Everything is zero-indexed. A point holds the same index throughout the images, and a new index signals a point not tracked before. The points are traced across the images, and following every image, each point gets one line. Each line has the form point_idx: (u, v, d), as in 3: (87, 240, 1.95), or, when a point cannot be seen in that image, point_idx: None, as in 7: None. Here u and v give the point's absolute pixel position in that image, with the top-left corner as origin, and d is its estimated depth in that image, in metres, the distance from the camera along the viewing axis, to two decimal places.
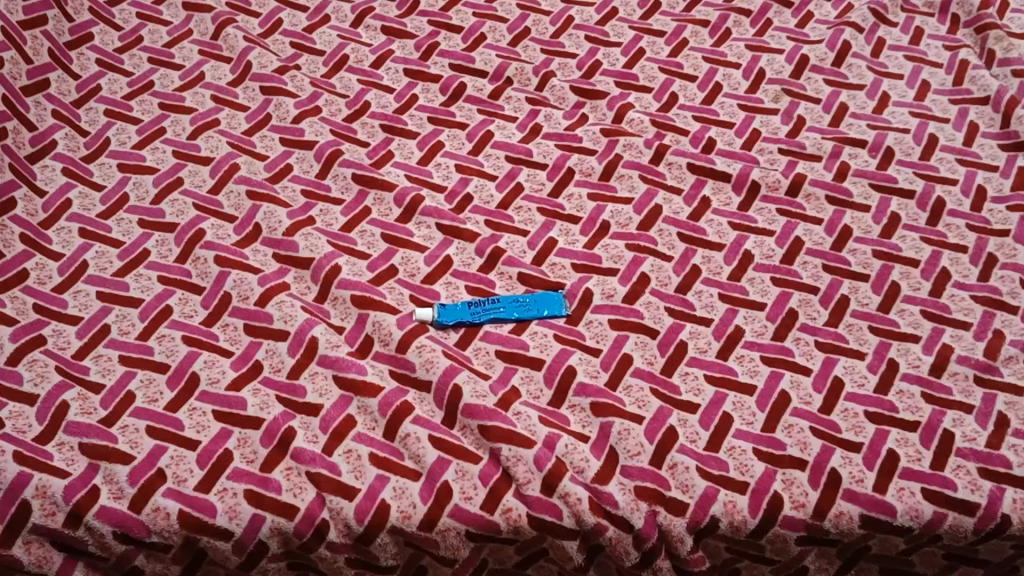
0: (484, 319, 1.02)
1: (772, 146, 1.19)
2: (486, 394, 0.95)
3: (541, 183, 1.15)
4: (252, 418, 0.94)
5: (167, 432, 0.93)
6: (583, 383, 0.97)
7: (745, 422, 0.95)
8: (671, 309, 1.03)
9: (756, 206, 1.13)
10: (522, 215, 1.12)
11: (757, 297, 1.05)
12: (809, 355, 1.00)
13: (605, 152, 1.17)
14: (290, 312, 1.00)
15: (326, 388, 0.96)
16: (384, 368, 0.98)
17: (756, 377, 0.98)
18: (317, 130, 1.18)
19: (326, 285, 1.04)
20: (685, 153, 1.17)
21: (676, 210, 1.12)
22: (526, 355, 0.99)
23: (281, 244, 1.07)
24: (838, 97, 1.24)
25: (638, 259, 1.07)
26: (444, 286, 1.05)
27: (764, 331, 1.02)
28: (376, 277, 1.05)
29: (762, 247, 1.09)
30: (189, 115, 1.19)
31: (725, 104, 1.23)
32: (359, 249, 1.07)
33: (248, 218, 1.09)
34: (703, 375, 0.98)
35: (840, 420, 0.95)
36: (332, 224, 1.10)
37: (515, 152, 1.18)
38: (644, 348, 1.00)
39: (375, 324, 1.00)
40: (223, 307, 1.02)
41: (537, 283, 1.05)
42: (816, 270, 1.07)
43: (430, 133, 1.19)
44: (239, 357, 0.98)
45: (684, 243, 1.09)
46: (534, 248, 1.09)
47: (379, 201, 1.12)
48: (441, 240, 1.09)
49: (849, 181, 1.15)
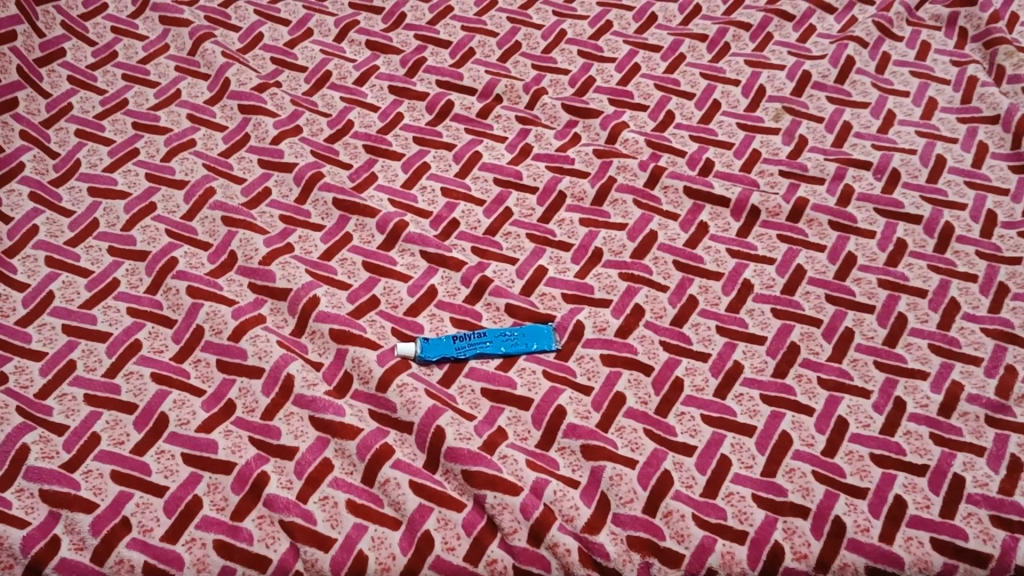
0: (469, 354, 0.97)
1: (772, 168, 1.13)
2: (470, 436, 0.90)
3: (531, 208, 1.10)
4: (223, 462, 0.89)
5: (133, 477, 0.88)
6: (573, 424, 0.92)
7: (743, 466, 0.90)
8: (666, 343, 0.98)
9: (756, 232, 1.08)
10: (511, 242, 1.07)
11: (757, 330, 1.00)
12: (811, 393, 0.95)
13: (598, 174, 1.12)
14: (265, 347, 0.95)
15: (302, 430, 0.91)
16: (363, 408, 0.93)
17: (756, 417, 0.93)
18: (297, 152, 1.13)
19: (303, 318, 0.99)
20: (681, 176, 1.11)
21: (672, 236, 1.07)
22: (514, 394, 0.94)
23: (258, 273, 1.02)
24: (842, 116, 1.19)
25: (632, 289, 1.02)
26: (427, 318, 1.00)
27: (764, 367, 0.97)
28: (356, 309, 1.00)
29: (762, 276, 1.04)
30: (163, 135, 1.14)
31: (723, 123, 1.18)
32: (339, 279, 1.02)
33: (223, 246, 1.04)
34: (700, 415, 0.93)
35: (844, 463, 0.90)
36: (311, 252, 1.05)
37: (504, 174, 1.12)
38: (638, 386, 0.95)
39: (354, 359, 0.95)
40: (195, 342, 0.97)
41: (525, 315, 1.00)
42: (819, 301, 1.02)
43: (416, 154, 1.14)
44: (211, 396, 0.93)
45: (680, 271, 1.04)
46: (522, 277, 1.04)
47: (361, 227, 1.07)
48: (426, 269, 1.04)
49: (853, 205, 1.10)
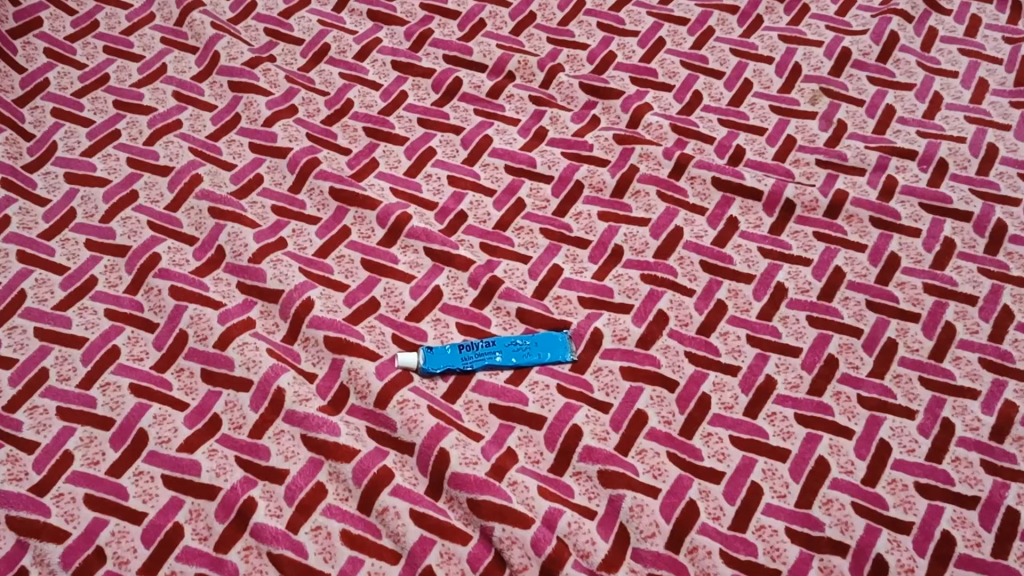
0: (477, 365, 0.88)
1: (809, 157, 1.04)
2: (477, 460, 0.83)
3: (545, 199, 1.01)
4: (206, 486, 0.81)
5: (108, 502, 0.80)
6: (590, 447, 0.84)
7: (776, 495, 0.82)
8: (692, 354, 0.90)
9: (790, 229, 0.99)
10: (523, 238, 0.98)
11: (792, 341, 0.91)
12: (850, 413, 0.87)
13: (618, 161, 1.03)
14: (253, 357, 0.87)
15: (293, 450, 0.83)
16: (360, 425, 0.85)
17: (790, 440, 0.85)
18: (291, 135, 1.04)
19: (296, 323, 0.90)
20: (709, 165, 1.02)
21: (699, 233, 0.98)
22: (525, 411, 0.86)
23: (247, 271, 0.93)
24: (884, 99, 1.09)
25: (654, 293, 0.94)
26: (431, 324, 0.92)
27: (799, 383, 0.89)
28: (354, 313, 0.91)
29: (797, 279, 0.95)
30: (147, 115, 1.05)
31: (755, 105, 1.09)
32: (336, 279, 0.94)
33: (210, 240, 0.96)
34: (728, 437, 0.85)
35: (886, 493, 0.82)
36: (306, 247, 0.96)
37: (516, 161, 1.03)
38: (661, 403, 0.87)
39: (351, 371, 0.87)
40: (178, 348, 0.89)
41: (538, 322, 0.92)
42: (859, 308, 0.93)
43: (420, 138, 1.05)
44: (194, 411, 0.85)
45: (707, 273, 0.95)
46: (535, 278, 0.95)
47: (360, 220, 0.98)
48: (430, 268, 0.95)
49: (896, 200, 1.01)
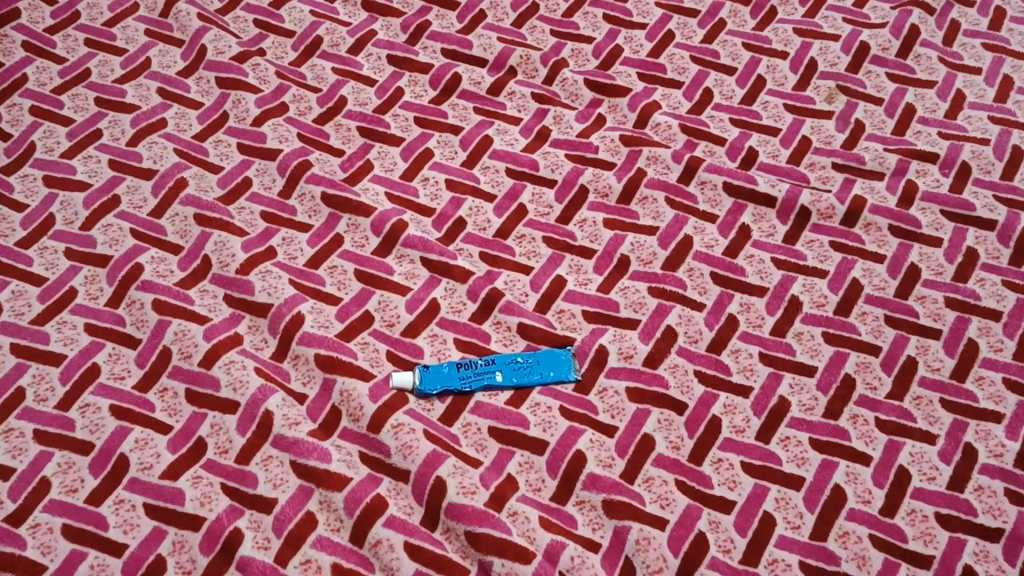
0: (475, 386, 0.84)
1: (825, 160, 0.99)
2: (475, 489, 0.78)
3: (547, 205, 0.96)
4: (190, 516, 0.77)
5: (87, 533, 0.76)
6: (594, 474, 0.80)
7: (790, 526, 0.78)
8: (701, 374, 0.86)
9: (805, 238, 0.94)
10: (524, 247, 0.93)
11: (806, 359, 0.87)
12: (868, 438, 0.83)
13: (625, 165, 0.98)
14: (240, 377, 0.83)
15: (282, 477, 0.79)
16: (352, 449, 0.81)
17: (804, 466, 0.81)
18: (281, 135, 0.99)
19: (286, 339, 0.86)
20: (720, 169, 0.97)
21: (709, 242, 0.93)
22: (526, 435, 0.82)
23: (235, 283, 0.89)
24: (904, 97, 1.04)
25: (662, 308, 0.89)
26: (428, 340, 0.87)
27: (814, 405, 0.84)
28: (346, 329, 0.87)
29: (812, 292, 0.91)
30: (130, 114, 1.00)
31: (768, 104, 1.04)
32: (327, 291, 0.89)
33: (195, 249, 0.91)
34: (740, 463, 0.81)
35: (905, 525, 0.78)
36: (296, 257, 0.91)
37: (517, 163, 0.99)
38: (669, 427, 0.83)
39: (343, 393, 0.83)
40: (161, 366, 0.85)
41: (540, 338, 0.87)
42: (877, 323, 0.89)
43: (417, 138, 1.00)
44: (178, 434, 0.81)
45: (718, 285, 0.91)
46: (537, 290, 0.91)
47: (353, 228, 0.94)
48: (427, 279, 0.91)
49: (916, 207, 0.96)
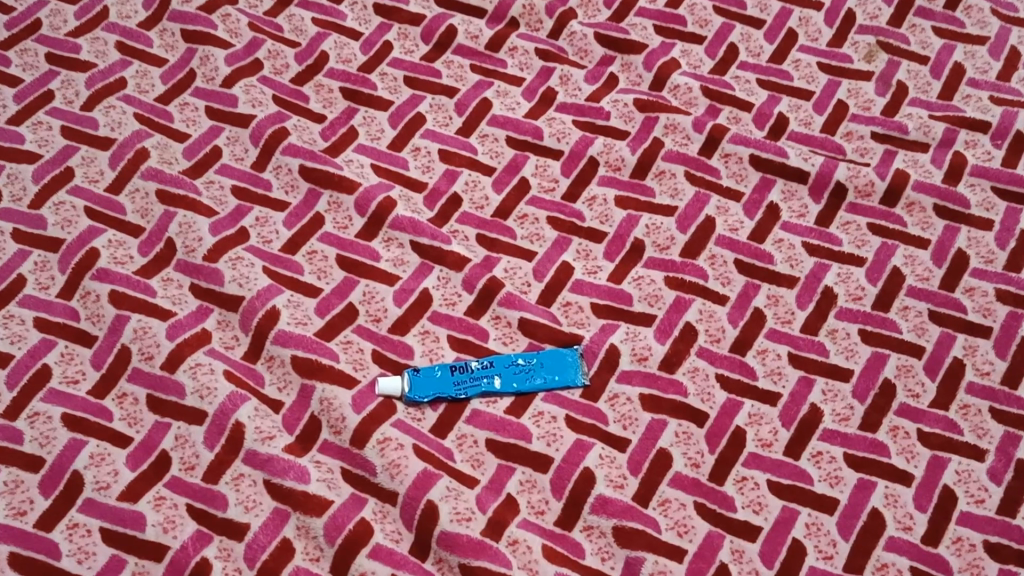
0: (471, 393, 0.75)
1: (863, 129, 0.89)
2: (471, 515, 0.70)
3: (553, 179, 0.86)
4: (152, 545, 0.69)
5: (36, 563, 0.68)
6: (604, 497, 0.71)
7: (822, 556, 0.70)
8: (724, 378, 0.77)
9: (840, 220, 0.84)
10: (527, 228, 0.84)
11: (841, 361, 0.78)
12: (909, 454, 0.74)
13: (640, 134, 0.88)
14: (207, 383, 0.74)
15: (255, 500, 0.71)
16: (333, 466, 0.72)
17: (838, 487, 0.72)
18: (254, 99, 0.89)
19: (259, 338, 0.77)
20: (746, 140, 0.87)
21: (733, 225, 0.84)
22: (527, 449, 0.73)
23: (201, 271, 0.79)
24: (952, 55, 0.93)
25: (681, 302, 0.80)
26: (419, 338, 0.78)
27: (850, 416, 0.75)
28: (327, 326, 0.78)
29: (848, 283, 0.81)
30: (85, 73, 0.90)
31: (800, 63, 0.93)
32: (306, 280, 0.80)
33: (158, 231, 0.81)
34: (767, 482, 0.72)
35: (950, 556, 0.70)
36: (271, 240, 0.82)
37: (519, 132, 0.88)
38: (688, 441, 0.74)
39: (323, 401, 0.74)
40: (119, 369, 0.76)
41: (544, 336, 0.78)
42: (920, 320, 0.80)
43: (407, 101, 0.90)
44: (139, 447, 0.73)
45: (743, 275, 0.81)
46: (540, 280, 0.81)
47: (335, 207, 0.84)
48: (418, 266, 0.81)
49: (965, 183, 0.86)
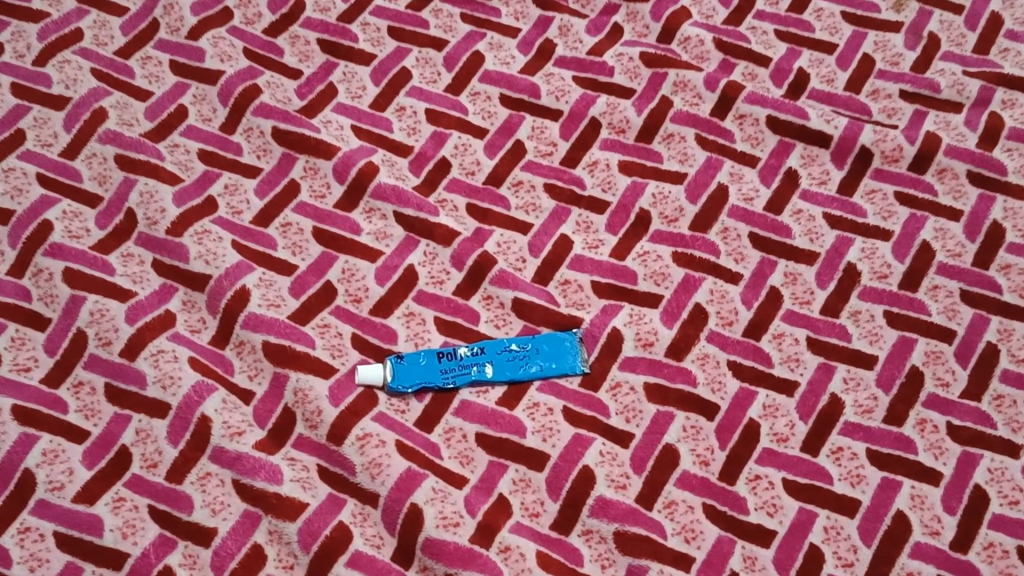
0: (460, 382, 0.69)
1: (890, 87, 0.82)
2: (459, 520, 0.64)
3: (550, 143, 0.79)
4: (111, 552, 0.63)
5: None
6: (605, 499, 0.65)
7: (842, 564, 0.64)
8: (736, 366, 0.70)
9: (865, 188, 0.77)
10: (522, 198, 0.77)
11: (865, 346, 0.71)
12: (938, 450, 0.67)
13: (646, 92, 0.81)
14: (171, 372, 0.68)
15: (223, 502, 0.65)
16: (309, 463, 0.66)
17: (860, 487, 0.66)
18: (223, 53, 0.81)
19: (227, 321, 0.70)
20: (763, 100, 0.80)
21: (748, 194, 0.77)
22: (521, 445, 0.67)
23: (165, 246, 0.72)
24: (989, 4, 0.86)
25: (690, 281, 0.73)
26: (403, 321, 0.71)
27: (873, 408, 0.69)
28: (303, 307, 0.71)
29: (873, 259, 0.74)
30: (38, 24, 0.83)
31: (822, 13, 0.86)
32: (280, 256, 0.73)
33: (117, 202, 0.74)
34: (783, 482, 0.66)
35: (981, 563, 0.64)
36: (241, 211, 0.75)
37: (514, 89, 0.81)
38: (696, 437, 0.68)
39: (298, 392, 0.67)
40: (75, 355, 0.69)
41: (540, 319, 0.72)
42: (951, 300, 0.73)
43: (391, 55, 0.83)
44: (97, 443, 0.66)
45: (758, 250, 0.75)
46: (536, 256, 0.74)
47: (312, 173, 0.77)
48: (402, 240, 0.74)
49: (1002, 147, 0.78)
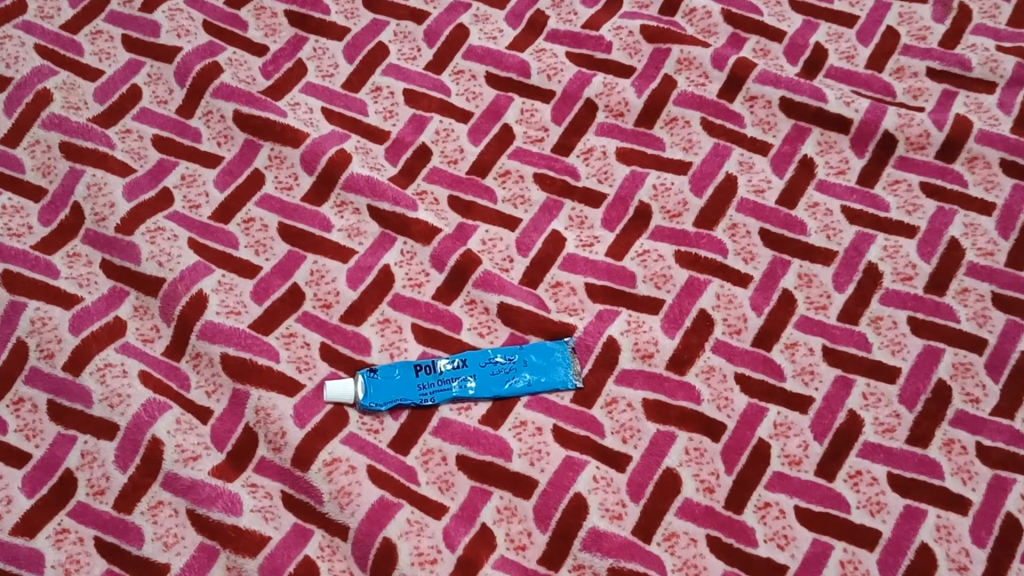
0: (439, 399, 0.62)
1: (916, 64, 0.75)
2: (437, 556, 0.58)
3: (541, 127, 0.72)
4: None
5: None
6: (599, 531, 0.59)
7: None
8: (745, 380, 0.63)
9: (887, 178, 0.70)
10: (510, 189, 0.70)
11: (887, 357, 0.64)
12: (967, 475, 0.61)
13: (647, 71, 0.74)
14: (119, 389, 0.61)
15: (176, 534, 0.58)
16: (273, 490, 0.60)
17: (880, 516, 0.59)
18: (180, 27, 0.75)
19: (183, 329, 0.63)
20: (776, 79, 0.73)
21: (759, 184, 0.70)
22: (506, 470, 0.60)
23: (115, 245, 0.66)
24: None
25: (694, 284, 0.66)
26: (377, 328, 0.65)
27: (895, 426, 0.62)
28: (266, 315, 0.64)
29: (895, 259, 0.67)
30: None
31: None
32: (241, 256, 0.66)
33: (62, 195, 0.68)
34: (796, 511, 0.59)
35: None
36: (199, 205, 0.68)
37: (501, 67, 0.75)
38: (700, 460, 0.61)
39: (259, 411, 0.61)
40: (14, 368, 0.62)
41: (529, 327, 0.65)
42: (982, 305, 0.66)
43: (367, 29, 0.76)
44: (38, 467, 0.60)
45: (770, 248, 0.68)
46: (525, 255, 0.67)
47: (277, 162, 0.70)
48: (377, 237, 0.68)
49: None
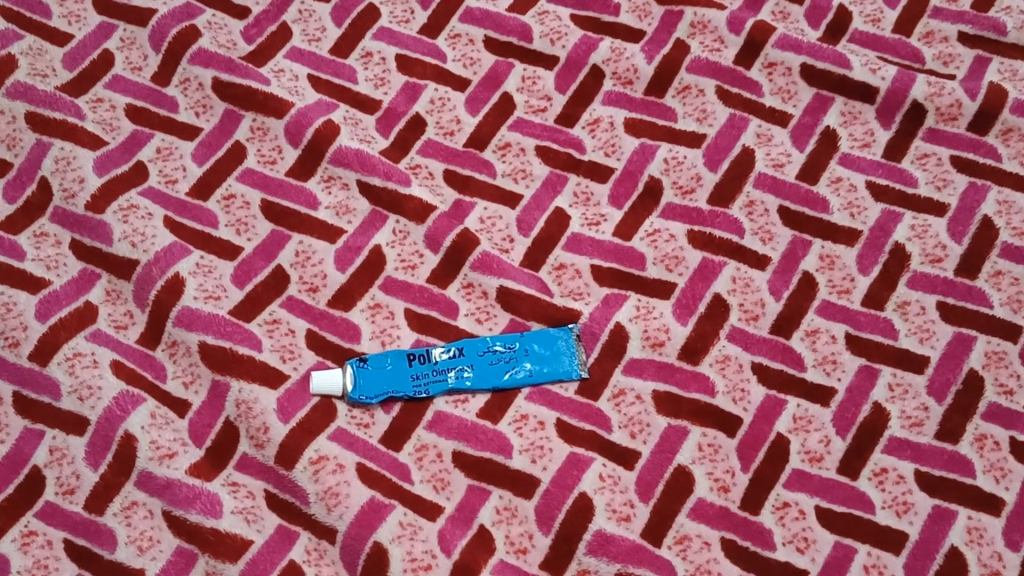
0: (434, 391, 0.58)
1: (947, 28, 0.70)
2: (431, 562, 0.54)
3: (544, 96, 0.68)
4: None
5: None
6: (605, 534, 0.54)
7: None
8: (762, 370, 0.59)
9: (916, 152, 0.65)
10: (510, 163, 0.65)
11: (915, 345, 0.60)
12: (1000, 473, 0.56)
13: (658, 35, 0.69)
14: (89, 380, 0.57)
15: (150, 537, 0.54)
16: (255, 489, 0.55)
17: (907, 517, 0.55)
18: None
19: (158, 316, 0.59)
20: (797, 44, 0.68)
21: (777, 158, 0.65)
22: (506, 467, 0.56)
23: (85, 225, 0.61)
24: None
25: (708, 267, 0.62)
26: (368, 314, 0.60)
27: (924, 421, 0.58)
28: (248, 300, 0.60)
29: (924, 239, 0.62)
30: None
31: None
32: (221, 236, 0.61)
33: (29, 170, 0.63)
34: (817, 512, 0.55)
35: None
36: (176, 180, 0.63)
37: (501, 31, 0.70)
38: (714, 457, 0.57)
39: (240, 405, 0.57)
40: None
41: (530, 313, 0.61)
42: (1017, 289, 0.61)
43: None
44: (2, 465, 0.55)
45: (789, 227, 0.63)
46: (526, 235, 0.63)
47: (260, 134, 0.65)
48: (367, 216, 0.63)
49: None
